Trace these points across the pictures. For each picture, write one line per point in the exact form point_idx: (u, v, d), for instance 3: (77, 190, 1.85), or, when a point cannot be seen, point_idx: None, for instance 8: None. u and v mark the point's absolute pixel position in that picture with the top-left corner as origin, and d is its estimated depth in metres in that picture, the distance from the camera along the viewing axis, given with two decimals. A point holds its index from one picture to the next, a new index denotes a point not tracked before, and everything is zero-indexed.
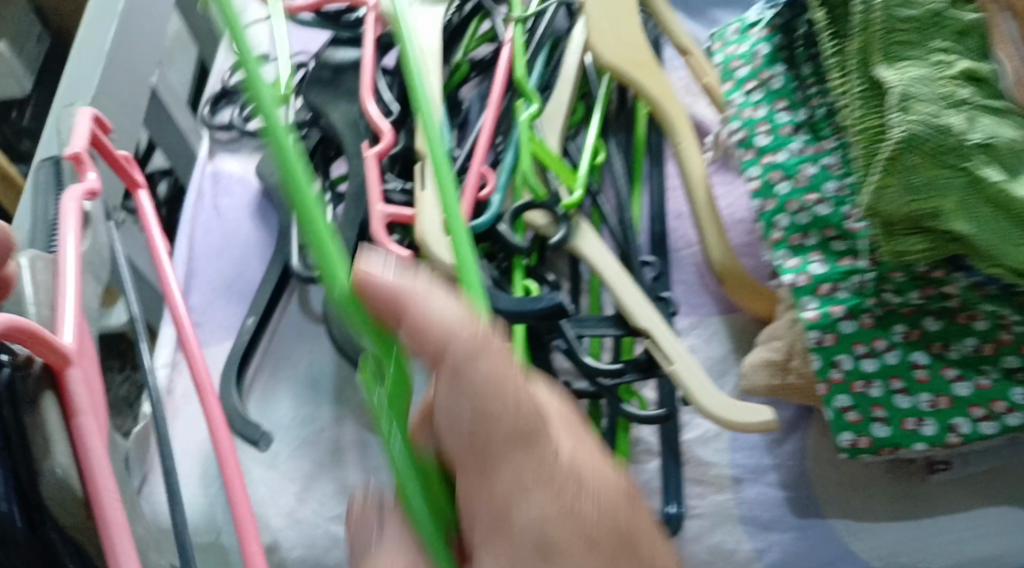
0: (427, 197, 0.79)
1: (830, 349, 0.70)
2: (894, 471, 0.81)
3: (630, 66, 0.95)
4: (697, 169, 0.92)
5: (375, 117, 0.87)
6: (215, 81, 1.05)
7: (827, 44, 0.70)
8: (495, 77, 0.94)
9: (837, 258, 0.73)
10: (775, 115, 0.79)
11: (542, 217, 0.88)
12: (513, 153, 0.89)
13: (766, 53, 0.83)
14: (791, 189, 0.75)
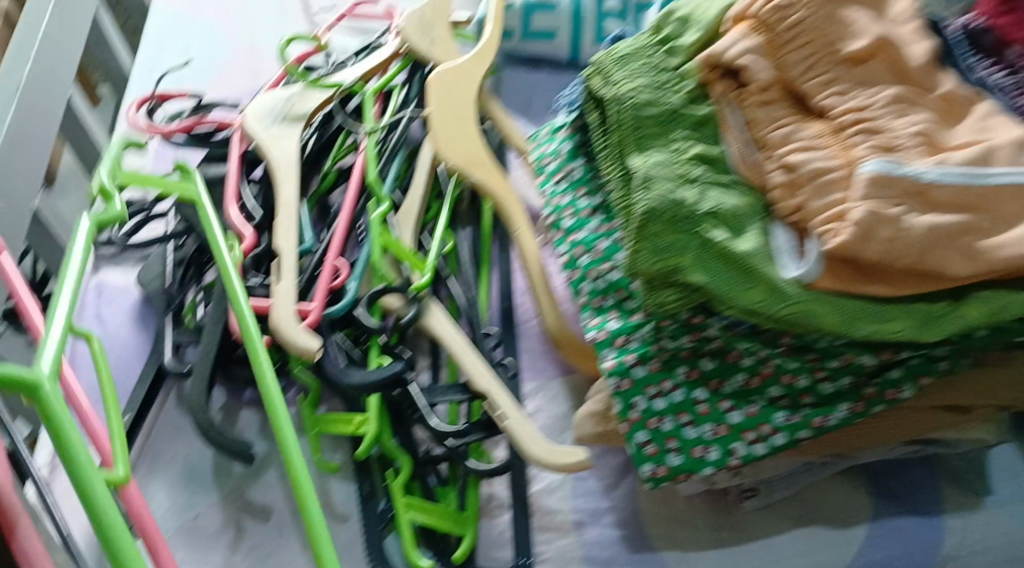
0: (281, 289, 0.91)
1: (627, 392, 0.81)
2: (712, 502, 0.95)
3: (469, 165, 1.08)
4: (531, 250, 1.03)
5: (237, 222, 0.98)
6: (100, 202, 1.17)
7: (600, 140, 0.83)
8: (349, 180, 1.05)
9: (631, 314, 0.84)
10: (577, 200, 0.91)
11: (395, 301, 0.97)
12: (364, 247, 0.98)
13: (568, 149, 0.95)
14: (591, 260, 0.87)
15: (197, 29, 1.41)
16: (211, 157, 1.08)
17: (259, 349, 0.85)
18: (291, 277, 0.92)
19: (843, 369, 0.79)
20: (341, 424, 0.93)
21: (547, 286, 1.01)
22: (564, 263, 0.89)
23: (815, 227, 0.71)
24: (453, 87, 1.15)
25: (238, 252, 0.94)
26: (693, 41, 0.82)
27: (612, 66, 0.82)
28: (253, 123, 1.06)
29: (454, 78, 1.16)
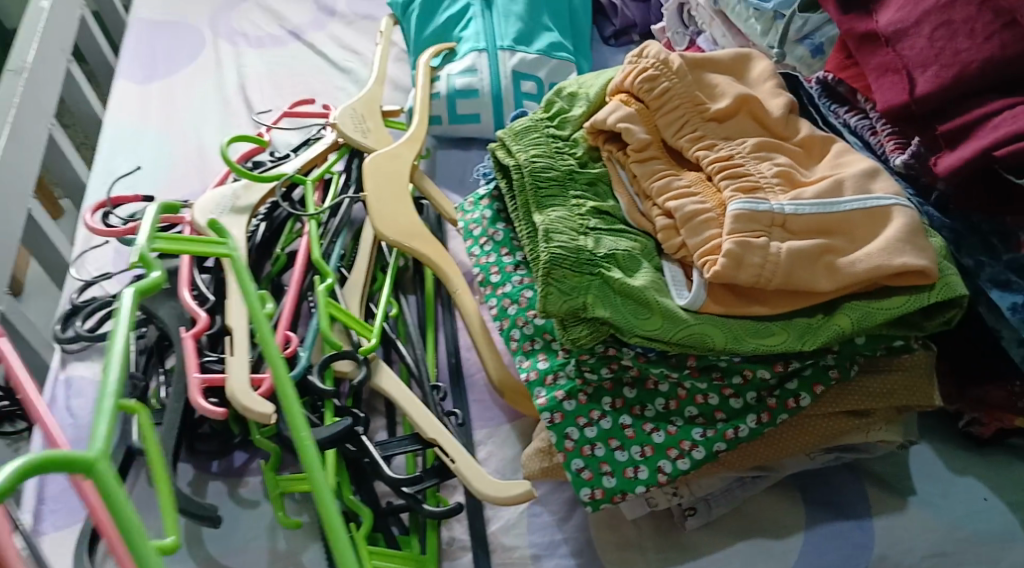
0: (234, 362, 0.98)
1: (560, 425, 0.90)
2: (656, 524, 1.00)
3: (406, 238, 1.20)
4: (471, 308, 1.16)
5: (189, 304, 1.06)
6: (64, 302, 1.26)
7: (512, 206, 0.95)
8: (297, 258, 1.16)
9: (557, 354, 0.94)
10: (501, 259, 1.03)
11: (349, 365, 1.08)
12: (312, 318, 1.08)
13: (489, 216, 1.07)
14: (519, 309, 0.98)
15: (148, 136, 1.51)
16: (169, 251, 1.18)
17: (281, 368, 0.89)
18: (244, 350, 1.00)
19: (745, 385, 0.87)
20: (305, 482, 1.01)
21: (488, 339, 1.14)
22: (496, 314, 1.00)
23: (696, 259, 0.81)
24: (385, 168, 1.27)
25: (194, 329, 1.03)
26: (579, 114, 0.95)
27: (509, 138, 0.94)
28: (203, 215, 1.16)
29: (385, 161, 1.28)
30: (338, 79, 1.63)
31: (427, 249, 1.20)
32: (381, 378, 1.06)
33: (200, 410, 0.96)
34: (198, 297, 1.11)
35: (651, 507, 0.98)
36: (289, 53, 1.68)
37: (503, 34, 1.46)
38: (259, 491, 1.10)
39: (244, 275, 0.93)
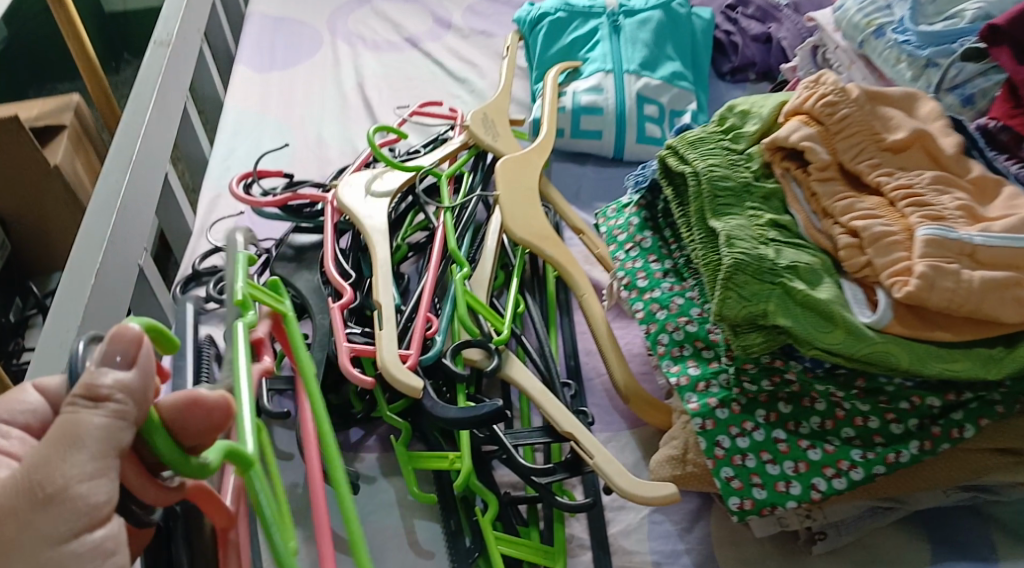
0: (385, 335, 1.03)
1: (711, 432, 0.90)
2: (782, 543, 1.01)
3: (538, 240, 1.22)
4: (598, 315, 1.17)
5: (338, 278, 1.12)
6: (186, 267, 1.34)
7: (678, 212, 0.96)
8: (433, 248, 1.17)
9: (708, 362, 0.95)
10: (649, 265, 1.03)
11: (478, 353, 1.10)
12: (450, 304, 1.11)
13: (637, 223, 1.07)
14: (668, 314, 0.98)
15: (268, 124, 1.56)
16: (308, 226, 1.24)
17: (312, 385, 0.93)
18: (393, 323, 1.05)
19: (910, 411, 0.88)
20: (439, 461, 1.03)
21: (615, 345, 1.16)
22: (641, 318, 1.00)
23: (884, 279, 0.82)
24: (514, 173, 1.29)
25: (343, 301, 1.08)
26: (753, 130, 0.96)
27: (683, 147, 0.96)
28: (347, 195, 1.21)
29: (515, 166, 1.30)
30: (454, 88, 1.65)
31: (559, 255, 1.21)
32: (512, 369, 1.08)
33: (350, 377, 1.01)
34: (343, 273, 1.16)
35: (783, 527, 0.99)
36: (404, 59, 1.72)
37: (629, 59, 1.48)
38: (377, 467, 1.16)
39: (291, 322, 0.97)
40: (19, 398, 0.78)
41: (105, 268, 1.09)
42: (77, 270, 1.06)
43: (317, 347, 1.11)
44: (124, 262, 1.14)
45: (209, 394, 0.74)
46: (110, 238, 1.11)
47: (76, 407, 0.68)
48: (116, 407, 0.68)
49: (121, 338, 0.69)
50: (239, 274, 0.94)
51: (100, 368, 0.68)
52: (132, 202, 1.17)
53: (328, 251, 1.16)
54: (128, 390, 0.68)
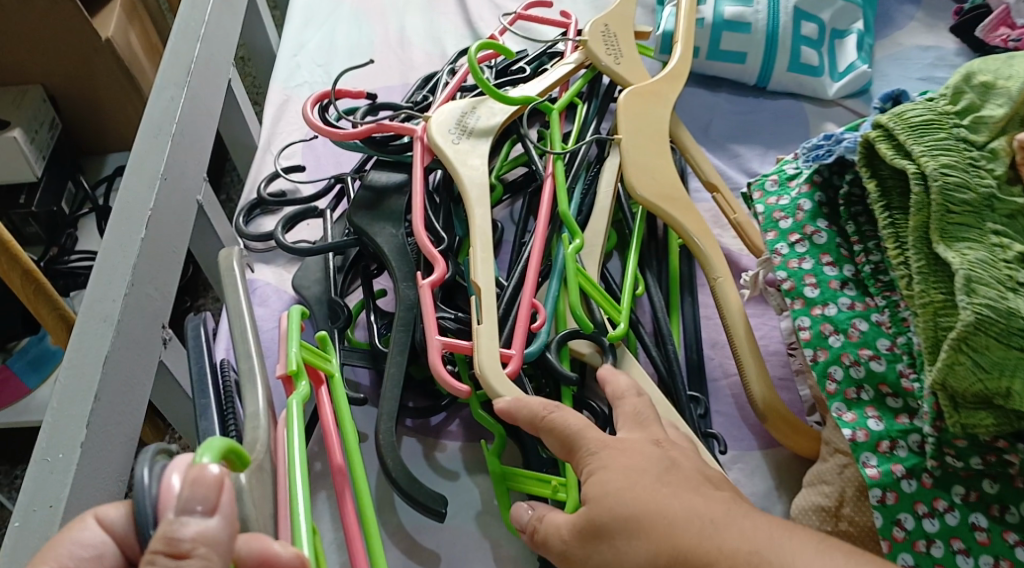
0: (483, 331, 0.85)
1: (893, 508, 0.75)
2: None
3: (665, 202, 1.00)
4: (736, 313, 0.96)
5: (425, 243, 0.92)
6: (249, 191, 1.18)
7: (882, 215, 0.77)
8: (540, 210, 0.96)
9: (893, 414, 0.77)
10: (821, 269, 0.84)
11: (587, 345, 0.91)
12: (558, 287, 0.91)
13: (809, 208, 0.87)
14: (844, 343, 0.80)
15: (343, 14, 1.35)
16: (390, 164, 1.05)
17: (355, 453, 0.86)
18: (493, 316, 0.86)
19: None
20: (539, 484, 0.88)
21: (751, 340, 0.96)
22: (807, 340, 0.82)
23: None
24: (636, 110, 1.05)
25: (433, 278, 0.89)
26: (998, 117, 0.75)
27: (904, 134, 0.76)
28: (437, 134, 0.99)
29: (639, 100, 1.06)
30: None
31: (689, 221, 0.99)
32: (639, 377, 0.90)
33: (444, 384, 0.84)
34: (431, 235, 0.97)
35: None
36: None
37: None
38: (459, 460, 0.98)
39: (338, 391, 0.90)
40: (80, 534, 0.68)
41: (158, 210, 0.93)
42: (125, 216, 0.91)
43: (398, 326, 0.92)
44: (181, 201, 0.98)
45: (283, 550, 0.70)
46: (165, 171, 0.95)
47: (157, 564, 0.61)
48: (198, 563, 0.62)
49: (200, 486, 0.63)
50: (293, 338, 0.86)
51: (179, 517, 0.62)
52: (188, 124, 1.01)
53: (416, 205, 0.95)
54: (210, 542, 0.63)
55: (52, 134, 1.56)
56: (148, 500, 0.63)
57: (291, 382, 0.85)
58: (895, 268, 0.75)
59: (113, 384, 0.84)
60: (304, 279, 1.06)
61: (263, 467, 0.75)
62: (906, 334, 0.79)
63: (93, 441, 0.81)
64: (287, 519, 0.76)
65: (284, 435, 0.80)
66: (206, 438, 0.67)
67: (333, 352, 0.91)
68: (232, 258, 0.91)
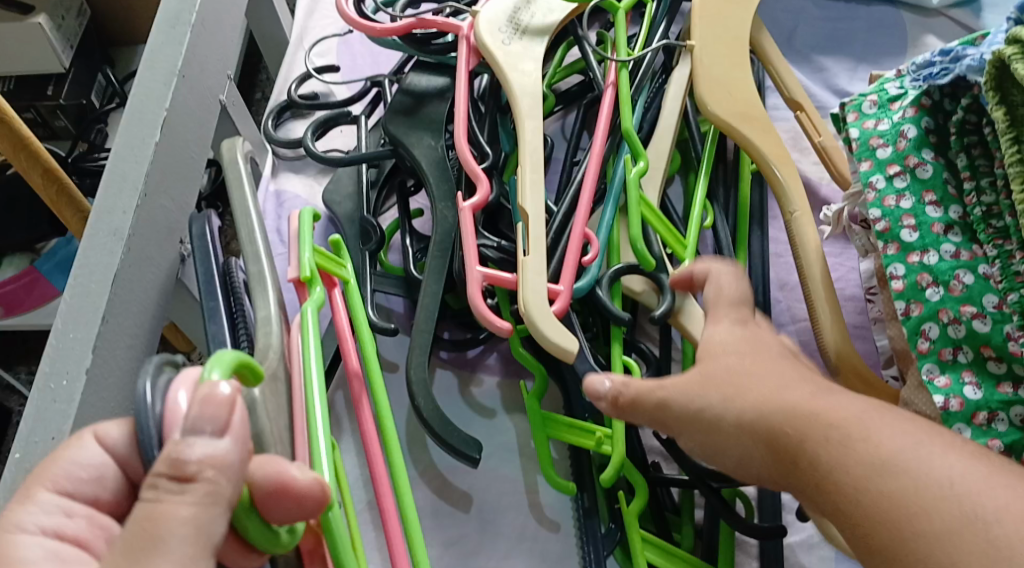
0: (530, 264, 0.76)
1: None
2: None
3: (740, 121, 0.89)
4: (813, 253, 0.85)
5: (469, 160, 0.83)
6: (280, 92, 1.09)
7: (1008, 149, 0.66)
8: (601, 125, 0.86)
9: (993, 382, 0.67)
10: (923, 209, 0.73)
11: (641, 283, 0.82)
12: (616, 216, 0.81)
13: (913, 135, 0.75)
14: (943, 297, 0.69)
15: None
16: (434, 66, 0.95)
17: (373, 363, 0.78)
18: (542, 247, 0.77)
19: None
20: (582, 434, 0.79)
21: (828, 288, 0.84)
22: (898, 291, 0.71)
23: None
24: (713, 13, 0.93)
25: (475, 202, 0.80)
26: None
27: None
28: (487, 34, 0.88)
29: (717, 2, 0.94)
30: None
31: (767, 145, 0.88)
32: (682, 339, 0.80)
33: (483, 319, 0.75)
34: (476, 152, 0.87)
35: None
36: None
37: None
38: (498, 396, 0.88)
39: (353, 296, 0.81)
40: (76, 453, 0.60)
41: (175, 109, 0.84)
42: (137, 113, 0.81)
43: (436, 251, 0.83)
44: (203, 101, 0.89)
45: (301, 476, 0.59)
46: (183, 68, 0.85)
47: (158, 490, 0.54)
48: (205, 489, 0.54)
49: (210, 406, 0.54)
50: (306, 241, 0.77)
51: (186, 438, 0.54)
52: (209, 9, 0.91)
53: (460, 114, 0.85)
54: (219, 466, 0.54)
55: (81, 21, 1.46)
56: (151, 419, 0.55)
57: (304, 287, 0.77)
58: (1020, 214, 0.65)
59: (123, 303, 0.75)
60: (335, 193, 0.96)
61: (277, 376, 0.69)
62: (1019, 291, 0.67)
63: (99, 367, 0.72)
64: (304, 439, 0.69)
65: (298, 340, 0.73)
66: (215, 352, 0.59)
67: (348, 257, 0.83)
68: (235, 151, 0.82)
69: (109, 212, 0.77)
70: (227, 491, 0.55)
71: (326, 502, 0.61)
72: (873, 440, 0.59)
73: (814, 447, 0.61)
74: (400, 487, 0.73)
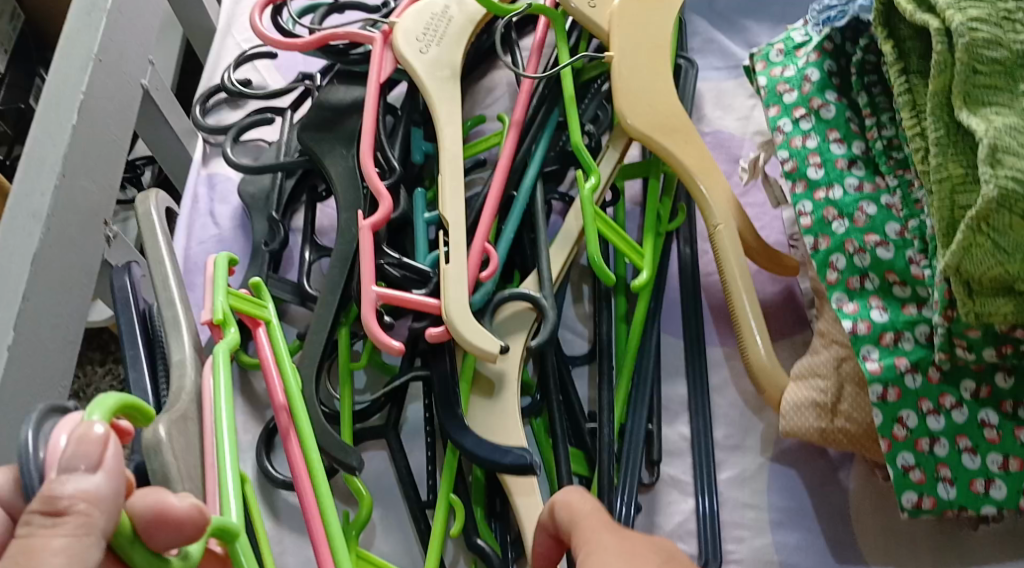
0: (451, 271, 0.80)
1: (894, 405, 0.67)
2: (942, 522, 0.80)
3: (659, 132, 0.88)
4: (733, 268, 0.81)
5: (371, 176, 0.85)
6: (215, 76, 1.10)
7: (896, 79, 0.69)
8: (501, 158, 0.89)
9: (900, 304, 0.69)
10: (828, 146, 0.75)
11: (520, 305, 0.84)
12: (513, 228, 0.87)
13: (816, 78, 0.78)
14: (849, 228, 0.72)
15: None
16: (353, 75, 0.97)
17: (293, 387, 0.78)
18: (462, 251, 0.81)
19: None
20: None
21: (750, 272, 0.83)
22: (807, 227, 0.73)
23: None
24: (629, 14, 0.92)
25: (374, 218, 0.82)
26: None
27: None
28: (403, 36, 0.91)
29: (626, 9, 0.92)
30: None
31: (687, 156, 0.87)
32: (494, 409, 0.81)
33: (373, 337, 0.77)
34: (383, 162, 0.90)
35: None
36: None
37: None
38: None
39: (276, 334, 0.81)
40: None
41: (93, 94, 0.84)
42: (53, 101, 0.82)
43: (336, 260, 0.86)
44: (121, 88, 0.89)
45: (179, 502, 0.57)
46: (100, 52, 0.86)
47: (31, 525, 0.53)
48: (78, 521, 0.53)
49: (84, 444, 0.54)
50: (219, 287, 0.80)
51: (60, 476, 0.53)
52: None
53: (366, 128, 0.88)
54: (96, 499, 0.54)
55: (12, 27, 1.45)
56: (32, 464, 0.54)
57: (219, 329, 0.79)
58: (910, 140, 0.67)
59: (46, 284, 0.76)
60: (251, 185, 1.01)
61: (189, 415, 0.70)
62: (919, 217, 0.70)
63: (21, 345, 0.73)
64: (213, 471, 0.69)
65: (211, 381, 0.73)
66: (97, 395, 0.60)
67: (269, 298, 0.83)
68: (149, 203, 0.82)
69: (28, 195, 0.77)
70: (104, 523, 0.55)
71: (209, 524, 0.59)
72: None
73: None
74: (318, 481, 0.75)
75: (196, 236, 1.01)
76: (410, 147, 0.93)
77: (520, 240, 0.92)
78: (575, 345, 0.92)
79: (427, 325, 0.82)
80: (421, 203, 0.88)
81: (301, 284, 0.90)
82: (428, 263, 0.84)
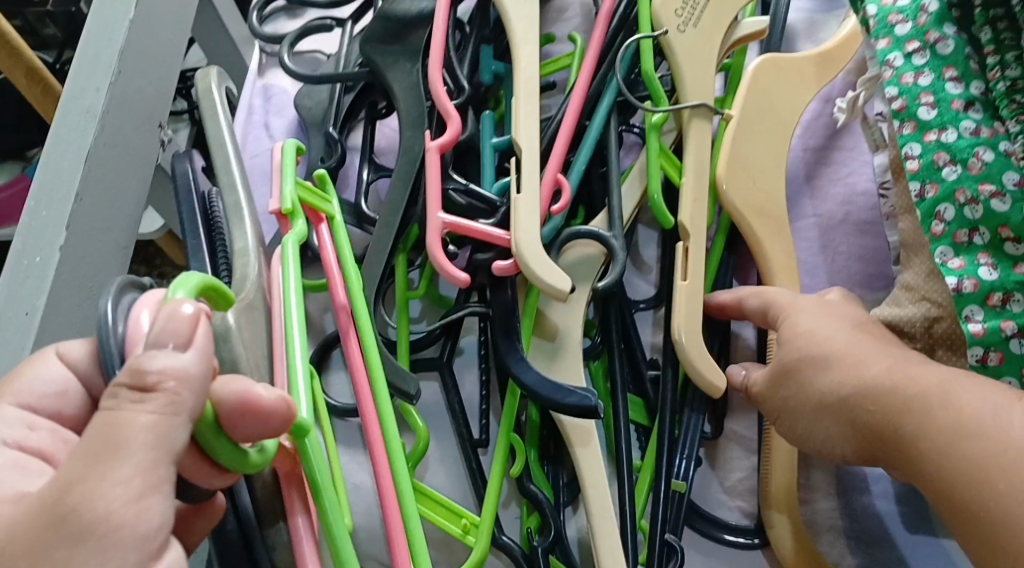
0: (523, 202, 0.75)
1: (996, 370, 0.65)
2: None
3: (753, 213, 0.81)
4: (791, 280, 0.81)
5: (441, 96, 0.81)
6: None
7: None
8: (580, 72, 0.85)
9: (1010, 262, 0.66)
10: (942, 85, 0.71)
11: (595, 249, 0.80)
12: (585, 160, 0.83)
13: (935, 9, 0.73)
14: (961, 176, 0.68)
15: None
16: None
17: (355, 282, 0.74)
18: (533, 182, 0.77)
19: None
20: (448, 517, 0.75)
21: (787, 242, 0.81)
22: (912, 173, 0.70)
23: None
24: (697, 56, 0.85)
25: (442, 140, 0.78)
26: None
27: None
28: None
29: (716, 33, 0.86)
30: None
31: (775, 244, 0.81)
32: (556, 360, 0.78)
33: (441, 269, 0.74)
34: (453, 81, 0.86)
35: None
36: None
37: None
38: None
39: (340, 232, 0.77)
40: (41, 368, 0.60)
41: None
42: None
43: (396, 182, 0.82)
44: None
45: (267, 393, 0.56)
46: None
47: (119, 398, 0.52)
48: (166, 398, 0.52)
49: (173, 321, 0.53)
50: (288, 173, 0.75)
51: (148, 350, 0.52)
52: None
53: (436, 42, 0.83)
54: (183, 377, 0.53)
55: None
56: (113, 338, 0.53)
57: (286, 221, 0.75)
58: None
59: (99, 185, 0.72)
60: (308, 98, 0.96)
61: (254, 305, 0.68)
62: None
63: (74, 246, 0.70)
64: (282, 364, 0.67)
65: (279, 271, 0.70)
66: (180, 275, 0.58)
67: (333, 192, 0.79)
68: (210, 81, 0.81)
69: (81, 91, 0.73)
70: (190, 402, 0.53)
71: (293, 418, 0.58)
72: (954, 406, 0.62)
73: (877, 383, 0.66)
74: (381, 402, 0.70)
75: (249, 146, 0.97)
76: (478, 66, 0.88)
77: (589, 174, 0.87)
78: (640, 289, 0.87)
79: (493, 258, 0.77)
80: (489, 127, 0.83)
81: (359, 205, 0.87)
82: (495, 190, 0.80)
